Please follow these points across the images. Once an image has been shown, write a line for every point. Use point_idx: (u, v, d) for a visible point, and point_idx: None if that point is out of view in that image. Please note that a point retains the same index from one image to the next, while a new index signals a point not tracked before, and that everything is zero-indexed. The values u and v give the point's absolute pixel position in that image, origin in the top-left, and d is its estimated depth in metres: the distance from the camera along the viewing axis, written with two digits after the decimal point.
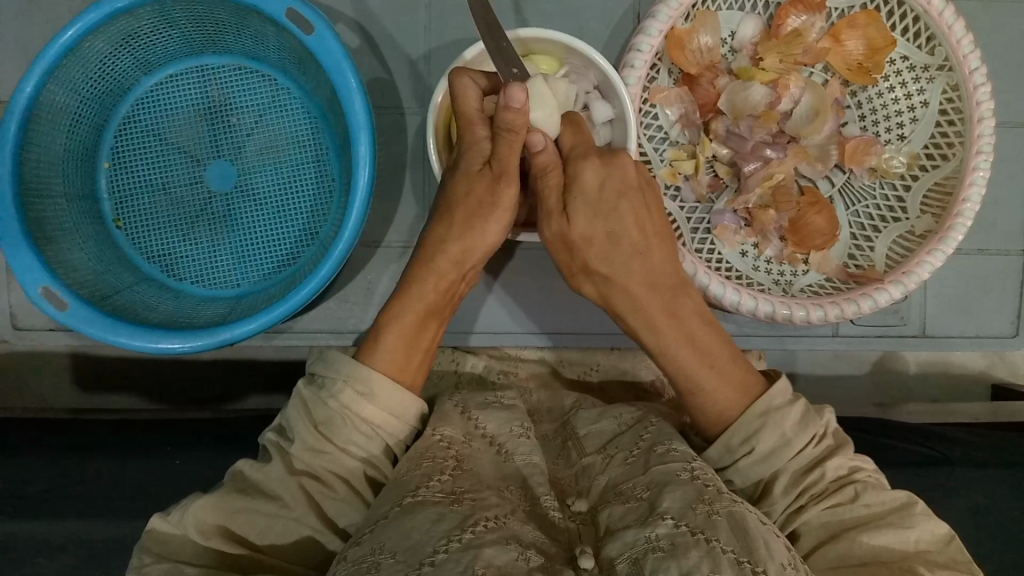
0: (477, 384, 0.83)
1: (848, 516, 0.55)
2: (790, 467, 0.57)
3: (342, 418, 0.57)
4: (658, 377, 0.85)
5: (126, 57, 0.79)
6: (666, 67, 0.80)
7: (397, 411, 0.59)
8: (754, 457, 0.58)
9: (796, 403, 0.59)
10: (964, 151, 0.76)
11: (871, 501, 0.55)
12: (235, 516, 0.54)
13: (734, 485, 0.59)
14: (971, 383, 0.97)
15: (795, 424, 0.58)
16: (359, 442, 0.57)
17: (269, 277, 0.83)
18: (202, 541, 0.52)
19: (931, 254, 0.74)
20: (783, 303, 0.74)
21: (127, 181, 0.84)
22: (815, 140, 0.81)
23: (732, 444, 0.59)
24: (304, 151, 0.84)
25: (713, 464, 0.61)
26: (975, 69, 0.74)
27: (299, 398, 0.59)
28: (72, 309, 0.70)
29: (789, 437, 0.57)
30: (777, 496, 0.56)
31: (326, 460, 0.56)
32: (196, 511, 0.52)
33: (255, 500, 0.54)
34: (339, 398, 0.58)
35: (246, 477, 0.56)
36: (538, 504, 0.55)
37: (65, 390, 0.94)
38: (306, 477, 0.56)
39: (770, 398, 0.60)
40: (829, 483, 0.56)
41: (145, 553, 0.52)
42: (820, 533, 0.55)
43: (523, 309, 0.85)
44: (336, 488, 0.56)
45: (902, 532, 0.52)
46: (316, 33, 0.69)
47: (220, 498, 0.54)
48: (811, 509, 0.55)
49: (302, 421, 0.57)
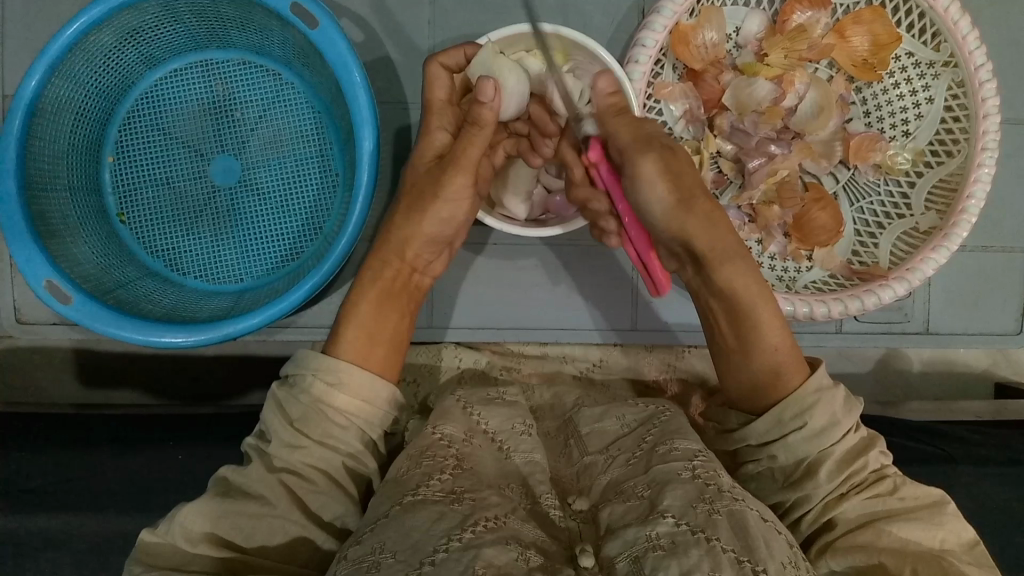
0: (479, 379, 0.84)
1: (885, 506, 0.55)
2: (836, 453, 0.57)
3: (316, 411, 0.58)
4: (661, 372, 0.86)
5: (131, 51, 0.79)
6: (671, 62, 0.80)
7: (369, 397, 0.60)
8: (806, 431, 0.57)
9: (842, 386, 0.60)
10: (969, 148, 0.76)
11: (907, 495, 0.55)
12: (220, 521, 0.52)
13: (776, 461, 0.59)
14: (975, 381, 0.97)
15: (842, 406, 0.58)
16: (336, 433, 0.58)
17: (272, 271, 0.83)
18: (191, 549, 0.51)
19: (935, 251, 0.74)
20: (787, 299, 0.74)
21: (131, 175, 0.84)
22: (820, 137, 0.81)
23: (785, 416, 0.59)
24: (308, 145, 0.84)
25: (758, 438, 0.60)
26: (981, 65, 0.74)
27: (273, 400, 0.59)
28: (77, 303, 0.70)
29: (839, 417, 0.58)
30: (821, 479, 0.56)
31: (304, 454, 0.57)
32: (183, 519, 0.51)
33: (239, 501, 0.53)
34: (310, 392, 0.59)
35: (231, 483, 0.55)
36: (539, 503, 0.55)
37: (67, 385, 0.94)
38: (286, 473, 0.56)
39: (818, 377, 0.60)
40: (868, 474, 0.56)
41: (135, 565, 0.51)
42: (856, 521, 0.55)
43: (517, 303, 0.84)
44: (316, 481, 0.56)
45: (932, 527, 0.52)
46: (321, 27, 0.69)
47: (205, 503, 0.53)
48: (852, 497, 0.55)
49: (277, 419, 0.58)
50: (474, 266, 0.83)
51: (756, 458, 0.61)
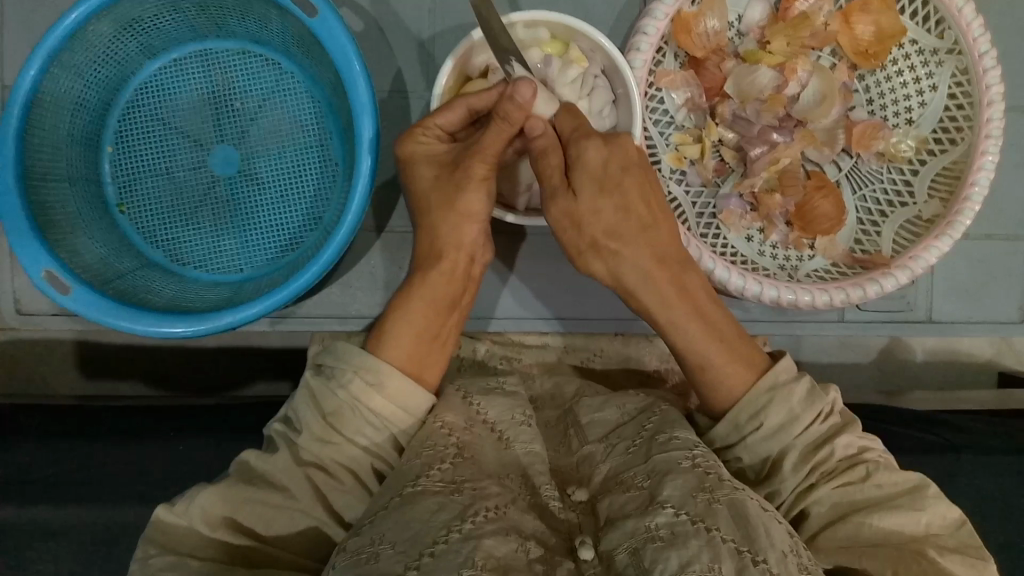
0: (476, 370, 0.81)
1: (861, 495, 0.55)
2: (800, 443, 0.56)
3: (351, 408, 0.57)
4: (661, 363, 0.85)
5: (129, 40, 0.78)
6: (672, 50, 0.79)
7: (405, 401, 0.59)
8: (764, 431, 0.58)
9: (802, 378, 0.59)
10: (972, 136, 0.75)
11: (883, 481, 0.55)
12: (241, 507, 0.53)
13: (743, 462, 0.59)
14: (978, 369, 0.97)
15: (803, 399, 0.57)
16: (367, 431, 0.58)
17: (272, 262, 0.83)
18: (209, 533, 0.52)
19: (937, 239, 0.73)
20: (787, 287, 0.74)
21: (130, 165, 0.84)
22: (822, 124, 0.80)
23: (740, 420, 0.59)
24: (308, 135, 0.83)
25: (721, 441, 0.61)
26: (985, 52, 0.73)
27: (307, 388, 0.59)
28: (77, 294, 0.70)
29: (798, 412, 0.57)
30: (787, 473, 0.56)
31: (334, 450, 0.56)
32: (203, 501, 0.52)
33: (262, 491, 0.54)
34: (347, 388, 0.58)
35: (253, 468, 0.55)
36: (538, 495, 0.55)
37: (70, 377, 0.94)
38: (313, 468, 0.56)
39: (776, 374, 0.60)
40: (839, 462, 0.56)
41: (149, 545, 0.52)
42: (831, 513, 0.55)
43: (546, 295, 0.87)
44: (342, 479, 0.56)
45: (916, 514, 0.53)
46: (319, 16, 0.68)
47: (226, 489, 0.53)
48: (822, 486, 0.55)
49: (311, 411, 0.58)
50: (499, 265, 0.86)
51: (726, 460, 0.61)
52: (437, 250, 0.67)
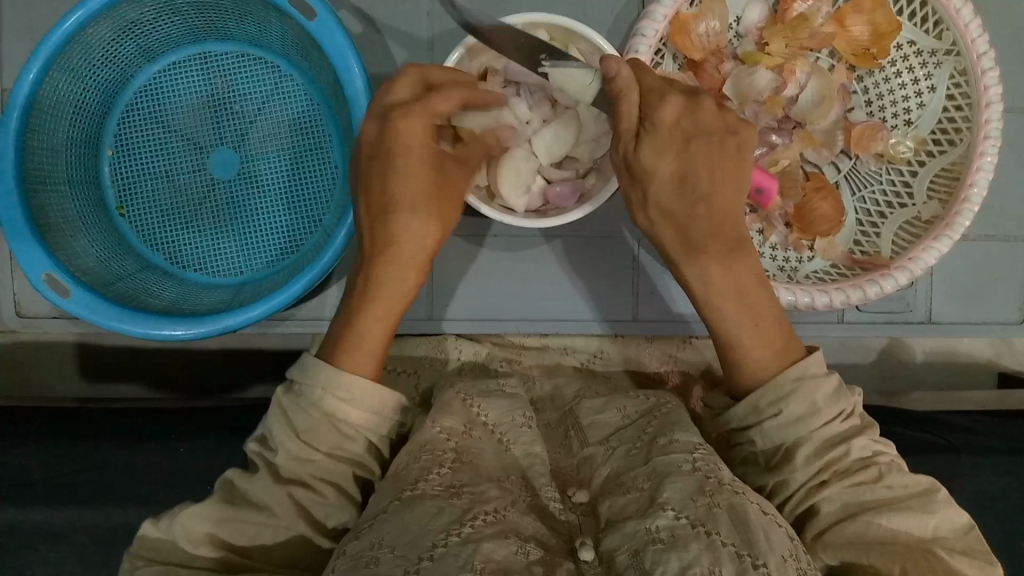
0: (477, 372, 0.82)
1: (872, 495, 0.54)
2: (815, 438, 0.56)
3: (324, 423, 0.56)
4: (662, 363, 0.86)
5: (128, 43, 0.78)
6: (670, 53, 0.78)
7: (379, 408, 0.58)
8: (782, 420, 0.57)
9: (830, 376, 0.58)
10: (971, 137, 0.76)
11: (894, 483, 0.54)
12: (223, 523, 0.53)
13: (756, 445, 0.59)
14: (978, 369, 0.97)
15: (828, 395, 0.57)
16: (344, 444, 0.56)
17: (272, 264, 0.83)
18: (192, 549, 0.52)
19: (937, 240, 0.73)
20: (789, 290, 0.74)
21: (130, 168, 0.84)
22: (821, 126, 0.80)
23: (760, 403, 0.58)
24: (307, 137, 0.83)
25: (737, 422, 0.60)
26: (984, 53, 0.74)
27: (278, 406, 0.57)
28: (76, 297, 0.70)
29: (820, 406, 0.56)
30: (798, 464, 0.56)
31: (313, 467, 0.55)
32: (184, 519, 0.52)
33: (242, 509, 0.53)
34: (318, 405, 0.56)
35: (236, 487, 0.55)
36: (538, 496, 0.55)
37: (69, 379, 0.94)
38: (294, 485, 0.55)
39: (805, 365, 0.58)
40: (854, 461, 0.56)
41: (136, 557, 0.53)
42: (841, 510, 0.55)
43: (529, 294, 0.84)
44: (325, 492, 0.56)
45: (923, 516, 0.53)
46: (318, 18, 0.68)
47: (208, 506, 0.53)
48: (834, 484, 0.55)
49: (284, 431, 0.56)
50: (484, 264, 0.83)
51: (740, 441, 0.60)
52: (393, 240, 0.64)
